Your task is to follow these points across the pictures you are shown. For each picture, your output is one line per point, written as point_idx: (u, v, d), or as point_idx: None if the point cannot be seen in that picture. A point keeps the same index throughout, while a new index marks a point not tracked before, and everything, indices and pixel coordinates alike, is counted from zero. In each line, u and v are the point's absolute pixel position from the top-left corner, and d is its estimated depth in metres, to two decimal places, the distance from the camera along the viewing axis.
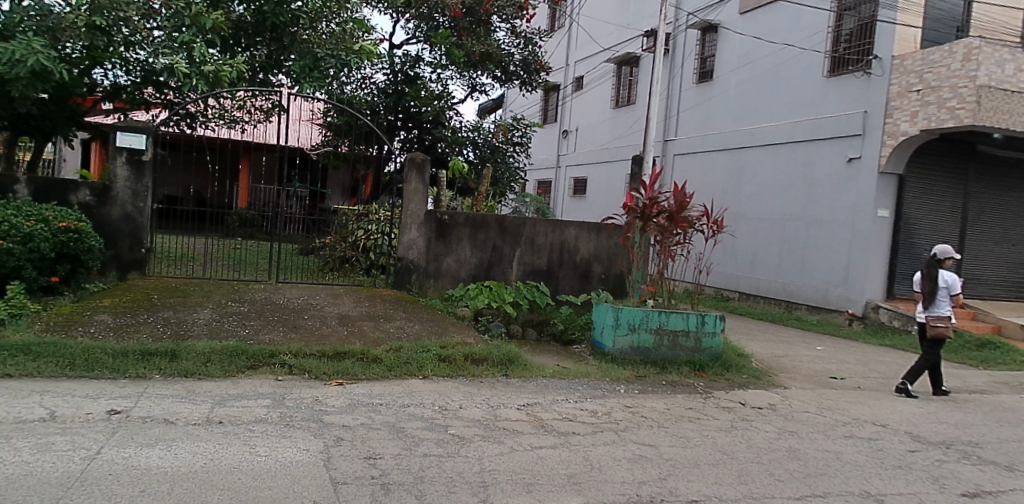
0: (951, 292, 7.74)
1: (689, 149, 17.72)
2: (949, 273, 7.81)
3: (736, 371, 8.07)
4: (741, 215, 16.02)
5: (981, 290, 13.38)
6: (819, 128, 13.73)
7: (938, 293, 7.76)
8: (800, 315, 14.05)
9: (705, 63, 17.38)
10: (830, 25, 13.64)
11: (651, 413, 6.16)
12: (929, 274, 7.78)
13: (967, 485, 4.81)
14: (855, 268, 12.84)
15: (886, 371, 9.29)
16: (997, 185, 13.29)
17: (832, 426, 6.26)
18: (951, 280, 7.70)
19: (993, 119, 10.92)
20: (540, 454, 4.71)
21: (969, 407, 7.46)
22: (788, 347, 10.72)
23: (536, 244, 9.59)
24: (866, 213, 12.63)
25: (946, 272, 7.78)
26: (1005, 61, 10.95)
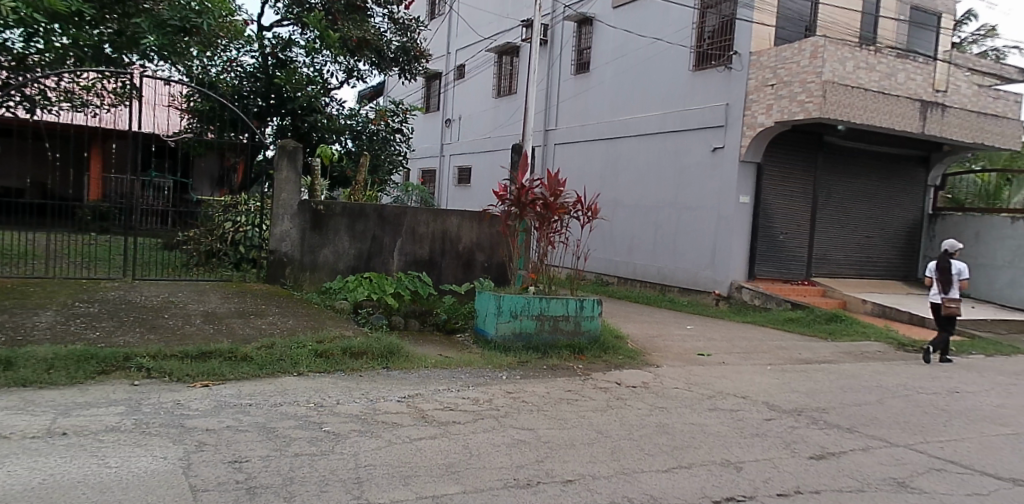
0: (960, 279, 9.20)
1: (569, 138, 18.12)
2: (959, 264, 9.26)
3: (612, 353, 8.37)
4: (618, 202, 16.60)
5: (829, 268, 14.62)
6: (687, 119, 14.47)
7: (949, 280, 9.22)
8: (673, 296, 14.77)
9: (581, 55, 17.79)
10: (695, 21, 14.33)
11: (530, 398, 6.26)
12: (942, 264, 9.29)
13: (815, 448, 5.25)
14: (721, 251, 13.66)
15: (748, 346, 9.97)
16: (841, 172, 14.52)
17: (699, 400, 6.64)
18: (960, 269, 9.15)
19: (837, 112, 11.90)
20: (418, 445, 4.67)
21: (818, 376, 8.13)
22: (661, 328, 11.25)
23: (417, 234, 9.48)
24: (730, 199, 13.45)
25: (956, 263, 9.24)
26: (846, 59, 11.97)
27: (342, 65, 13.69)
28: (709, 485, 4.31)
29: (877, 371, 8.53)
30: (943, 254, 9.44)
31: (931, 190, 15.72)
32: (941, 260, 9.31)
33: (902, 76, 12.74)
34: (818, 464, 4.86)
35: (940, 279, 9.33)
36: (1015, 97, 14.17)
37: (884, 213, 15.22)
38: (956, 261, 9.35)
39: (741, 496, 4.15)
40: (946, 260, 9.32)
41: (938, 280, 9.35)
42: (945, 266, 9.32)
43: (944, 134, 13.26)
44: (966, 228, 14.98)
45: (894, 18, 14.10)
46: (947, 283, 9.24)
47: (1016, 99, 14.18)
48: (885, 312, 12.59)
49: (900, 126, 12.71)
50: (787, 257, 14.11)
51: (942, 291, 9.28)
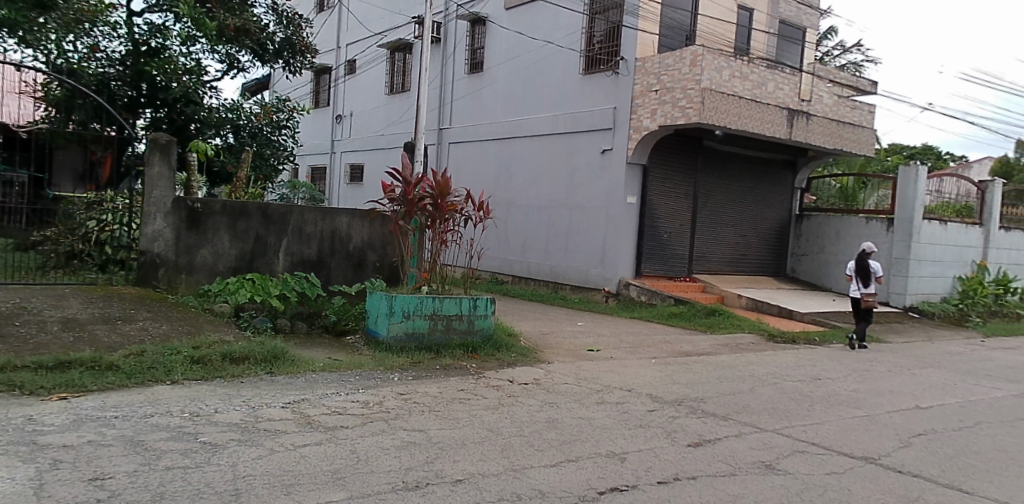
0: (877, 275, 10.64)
1: (462, 137, 18.13)
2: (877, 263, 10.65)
3: (505, 351, 8.44)
4: (512, 202, 16.77)
5: (709, 266, 15.43)
6: (577, 121, 14.83)
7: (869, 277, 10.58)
8: (565, 294, 15.08)
9: (474, 54, 17.83)
10: (585, 26, 14.70)
11: (422, 399, 6.20)
12: (863, 264, 10.57)
13: (693, 436, 5.51)
14: (610, 250, 14.11)
15: (634, 341, 10.35)
16: (719, 175, 15.35)
17: (587, 394, 6.81)
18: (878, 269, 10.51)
19: (714, 117, 12.57)
20: (302, 452, 4.51)
21: (698, 367, 8.56)
22: (552, 325, 11.46)
23: (304, 234, 9.15)
24: (618, 199, 13.91)
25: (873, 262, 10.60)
26: (722, 68, 12.66)
27: (222, 57, 13.01)
28: (594, 476, 4.42)
29: (750, 361, 9.09)
30: (861, 253, 10.75)
31: (798, 193, 16.93)
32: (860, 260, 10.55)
33: (772, 85, 13.63)
34: (695, 451, 5.11)
35: (860, 276, 10.68)
36: (869, 108, 15.51)
37: (757, 214, 16.24)
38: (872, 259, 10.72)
39: (624, 486, 4.29)
40: (864, 260, 10.64)
41: (858, 276, 10.71)
42: (864, 264, 10.67)
43: (808, 140, 14.30)
44: (827, 227, 16.22)
45: (765, 31, 15.07)
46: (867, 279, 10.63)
47: (869, 110, 15.52)
48: (758, 306, 13.42)
49: (770, 132, 13.59)
50: (671, 255, 14.75)
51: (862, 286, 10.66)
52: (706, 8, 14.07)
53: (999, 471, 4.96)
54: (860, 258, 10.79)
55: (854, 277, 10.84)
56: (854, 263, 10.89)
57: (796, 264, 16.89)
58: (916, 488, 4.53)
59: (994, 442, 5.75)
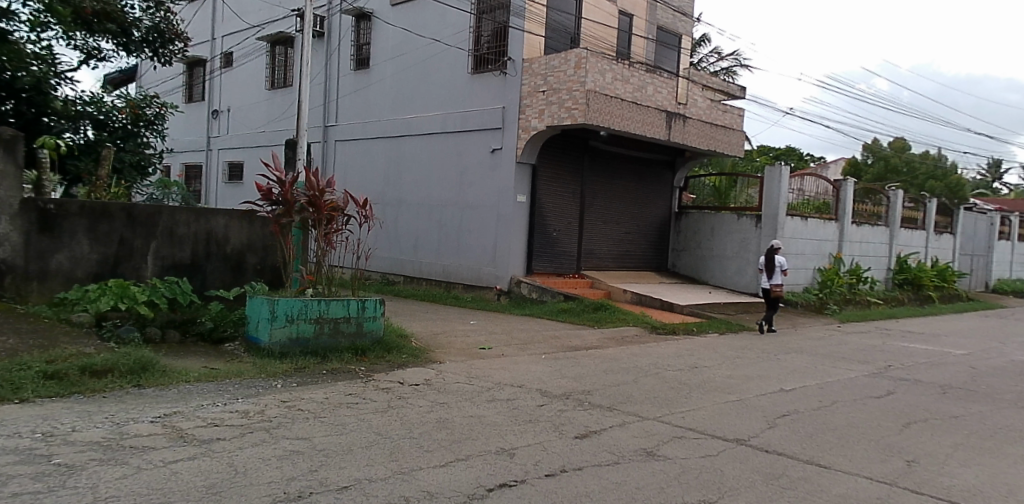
0: (783, 268, 12.16)
1: (349, 135, 17.69)
2: (781, 257, 12.21)
3: (396, 353, 8.31)
4: (401, 201, 16.55)
5: (596, 262, 15.90)
6: (466, 120, 14.85)
7: (774, 270, 12.16)
8: (457, 293, 15.07)
9: (360, 50, 17.45)
10: (472, 25, 14.71)
11: (307, 406, 5.98)
12: (770, 258, 12.15)
13: (580, 428, 5.65)
14: (501, 248, 14.22)
15: (525, 338, 10.50)
16: (604, 174, 15.84)
17: (479, 392, 6.84)
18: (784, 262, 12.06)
19: (598, 119, 12.95)
20: (173, 468, 4.23)
21: (587, 361, 8.79)
22: (444, 324, 11.42)
23: (176, 236, 8.61)
24: (508, 198, 14.03)
25: (778, 257, 12.23)
26: (605, 70, 13.07)
27: (79, 46, 11.99)
28: (484, 474, 4.43)
29: (635, 353, 9.44)
30: (768, 250, 12.42)
31: (676, 192, 17.77)
32: (767, 255, 12.25)
33: (651, 89, 14.20)
34: (582, 442, 5.23)
35: (768, 269, 12.28)
36: (739, 112, 16.50)
37: (640, 212, 16.89)
38: (778, 255, 12.35)
39: (513, 481, 4.32)
40: (772, 254, 12.26)
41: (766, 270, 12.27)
42: (771, 258, 12.31)
43: (685, 141, 15.02)
44: (703, 224, 17.12)
45: (643, 37, 15.71)
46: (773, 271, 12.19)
47: (739, 113, 16.53)
48: (642, 300, 13.96)
49: (650, 133, 14.17)
50: (560, 252, 15.05)
51: (770, 278, 12.21)
52: (588, 12, 14.47)
53: (852, 445, 5.42)
54: (768, 254, 12.42)
55: (763, 271, 12.43)
56: (765, 259, 12.49)
57: (676, 259, 17.72)
58: (781, 466, 4.86)
59: (847, 418, 6.28)
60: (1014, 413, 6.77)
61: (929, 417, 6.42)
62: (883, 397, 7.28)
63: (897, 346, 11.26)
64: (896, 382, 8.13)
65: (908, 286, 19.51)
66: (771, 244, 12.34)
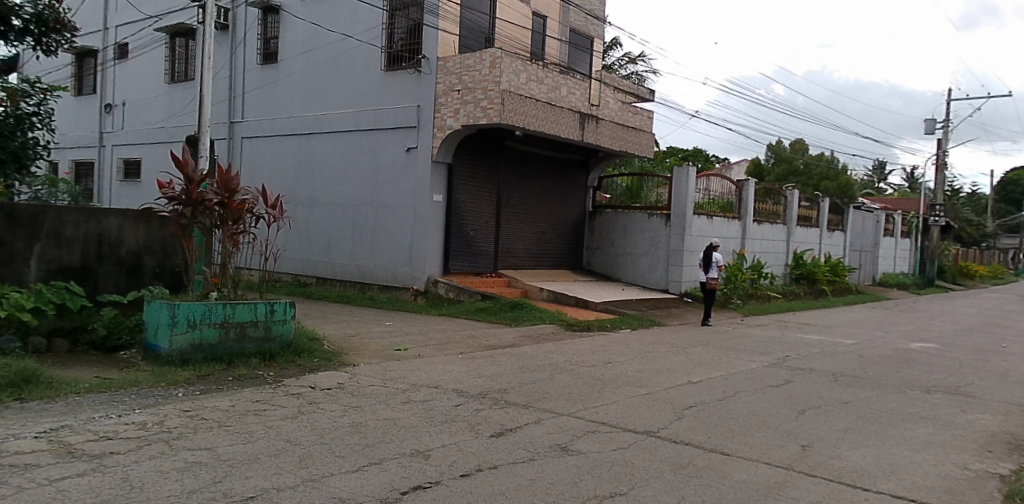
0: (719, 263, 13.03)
1: (257, 132, 17.07)
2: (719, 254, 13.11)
3: (307, 356, 8.10)
4: (312, 201, 16.10)
5: (512, 261, 15.98)
6: (380, 118, 14.61)
7: (711, 265, 13.04)
8: (372, 294, 14.80)
9: (268, 44, 16.87)
10: (384, 22, 14.50)
11: (211, 414, 5.72)
12: (707, 253, 13.02)
13: (495, 427, 5.67)
14: (417, 248, 14.07)
15: (441, 338, 10.42)
16: (520, 173, 15.94)
17: (394, 395, 6.73)
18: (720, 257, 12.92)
19: (513, 119, 13.03)
20: (59, 486, 3.95)
21: (503, 359, 8.83)
22: (358, 326, 11.19)
23: (64, 238, 8.02)
24: (424, 197, 13.89)
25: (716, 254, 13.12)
26: (519, 71, 13.16)
27: None
28: (398, 477, 4.37)
29: (550, 351, 9.56)
30: (707, 247, 13.34)
31: (590, 191, 18.09)
32: (705, 252, 13.16)
33: (565, 90, 14.39)
34: (497, 441, 5.24)
35: (705, 264, 13.16)
36: (649, 114, 17.00)
37: (556, 211, 17.11)
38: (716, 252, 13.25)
39: (427, 483, 4.28)
40: (710, 251, 13.17)
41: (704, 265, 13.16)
42: (709, 255, 13.20)
43: (598, 142, 15.33)
44: (616, 223, 17.54)
45: (556, 38, 15.91)
46: (709, 266, 13.08)
47: (649, 116, 17.02)
48: (558, 298, 14.12)
49: (564, 134, 14.37)
50: (477, 252, 15.04)
51: (707, 272, 13.06)
52: (503, 12, 14.51)
53: (753, 433, 5.68)
54: (706, 251, 13.34)
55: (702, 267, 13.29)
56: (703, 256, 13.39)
57: (591, 258, 18.08)
58: (688, 455, 5.03)
59: (749, 407, 6.57)
60: (896, 397, 7.29)
61: (823, 404, 6.81)
62: (781, 386, 7.67)
63: (794, 337, 11.91)
64: (793, 371, 8.58)
65: (804, 281, 20.64)
66: (709, 242, 13.23)
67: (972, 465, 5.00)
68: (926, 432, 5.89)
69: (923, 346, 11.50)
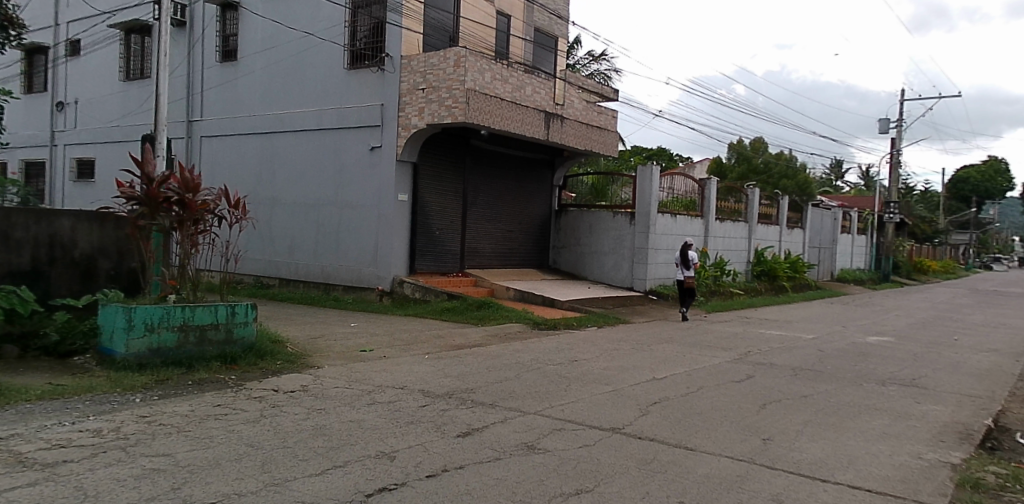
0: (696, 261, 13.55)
1: (217, 131, 16.74)
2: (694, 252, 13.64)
3: (270, 359, 7.98)
4: (275, 201, 15.85)
5: (479, 261, 15.95)
6: (343, 117, 14.46)
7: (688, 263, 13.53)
8: (337, 295, 14.64)
9: (227, 42, 16.56)
10: (347, 19, 14.33)
11: (169, 420, 5.59)
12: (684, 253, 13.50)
13: (462, 426, 5.65)
14: (383, 248, 13.95)
15: (407, 338, 10.36)
16: (485, 172, 15.91)
17: (359, 396, 6.67)
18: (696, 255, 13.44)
19: (478, 118, 13.01)
20: (9, 497, 3.82)
21: (469, 359, 8.81)
22: (323, 327, 11.06)
23: (13, 240, 7.76)
24: (389, 197, 13.78)
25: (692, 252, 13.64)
26: (483, 70, 13.14)
27: None
28: (363, 479, 4.32)
29: (517, 350, 9.57)
30: (682, 246, 13.82)
31: (556, 190, 18.16)
32: (682, 251, 13.61)
33: (530, 89, 14.42)
34: (463, 441, 5.23)
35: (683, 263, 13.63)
36: (612, 113, 17.12)
37: (522, 210, 17.13)
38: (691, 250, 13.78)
39: (392, 485, 4.24)
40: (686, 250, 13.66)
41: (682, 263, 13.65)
42: (685, 254, 13.68)
43: (563, 141, 15.39)
44: (582, 222, 17.64)
45: (521, 37, 15.94)
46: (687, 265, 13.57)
47: (613, 115, 17.14)
48: (524, 297, 14.14)
49: (529, 133, 14.39)
50: (443, 251, 14.98)
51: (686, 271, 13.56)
52: (467, 11, 14.47)
53: (716, 427, 5.76)
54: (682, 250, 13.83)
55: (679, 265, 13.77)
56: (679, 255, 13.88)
57: (557, 256, 18.15)
58: (652, 450, 5.08)
59: (712, 403, 6.67)
60: (854, 390, 7.46)
61: (784, 398, 6.95)
62: (743, 381, 7.80)
63: (756, 333, 12.12)
64: (755, 366, 8.73)
65: (765, 277, 21.01)
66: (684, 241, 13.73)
67: (926, 455, 5.15)
68: (882, 424, 6.05)
69: (879, 339, 11.80)
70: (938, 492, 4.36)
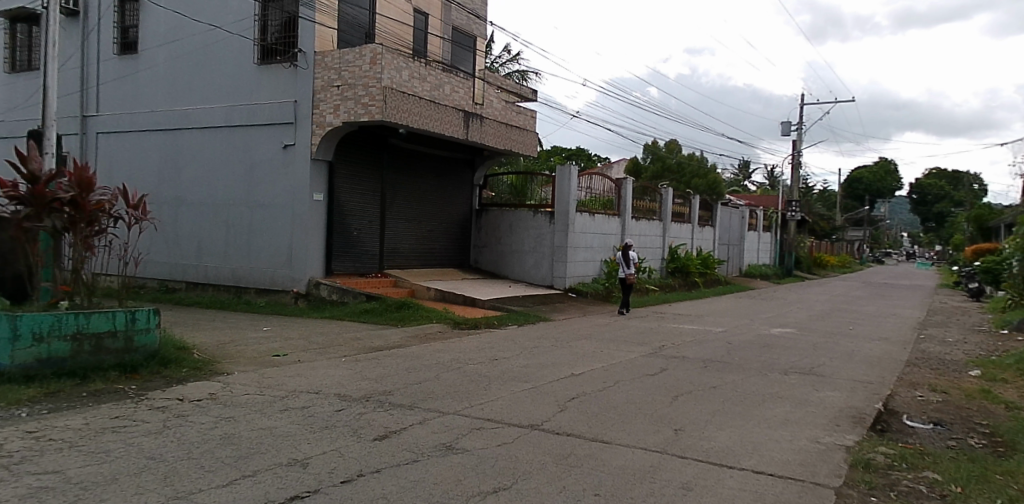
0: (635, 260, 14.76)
1: (115, 127, 15.83)
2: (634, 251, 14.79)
3: (174, 367, 7.61)
4: (180, 201, 15.13)
5: (398, 261, 15.73)
6: (254, 114, 13.96)
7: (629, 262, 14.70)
8: (249, 298, 14.12)
9: (126, 33, 15.68)
10: (256, 13, 13.82)
11: (61, 435, 5.22)
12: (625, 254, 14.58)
13: (379, 430, 5.55)
14: (297, 249, 13.55)
15: (323, 341, 10.11)
16: (404, 172, 15.71)
17: (272, 403, 6.45)
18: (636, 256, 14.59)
19: (395, 116, 12.83)
20: None
21: (388, 361, 8.69)
22: (234, 332, 10.65)
23: None
24: (304, 197, 13.40)
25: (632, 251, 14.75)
26: (400, 68, 12.98)
27: None
28: (274, 488, 4.18)
29: (437, 350, 9.50)
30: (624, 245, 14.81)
31: (476, 189, 18.16)
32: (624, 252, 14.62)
33: (448, 88, 14.34)
34: (380, 444, 5.14)
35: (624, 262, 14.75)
36: (531, 114, 17.26)
37: (442, 209, 17.03)
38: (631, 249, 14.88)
39: (305, 493, 4.12)
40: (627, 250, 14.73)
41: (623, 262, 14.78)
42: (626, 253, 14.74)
43: (482, 141, 15.40)
44: (502, 221, 17.71)
45: (439, 36, 15.82)
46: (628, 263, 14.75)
47: (531, 115, 17.29)
48: (445, 296, 14.05)
49: (448, 132, 14.30)
50: (361, 252, 14.69)
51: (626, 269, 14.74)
52: (383, 8, 14.24)
53: (630, 420, 5.90)
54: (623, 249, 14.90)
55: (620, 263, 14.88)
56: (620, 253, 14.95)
57: (478, 255, 18.16)
58: (569, 445, 5.15)
59: (628, 396, 6.83)
60: (759, 380, 7.82)
61: (695, 389, 7.19)
62: (657, 374, 8.02)
63: (669, 327, 12.51)
64: (668, 359, 9.01)
65: (678, 273, 21.73)
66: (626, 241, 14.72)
67: (823, 439, 5.45)
68: (784, 410, 6.36)
69: (782, 331, 12.41)
70: (834, 474, 4.62)
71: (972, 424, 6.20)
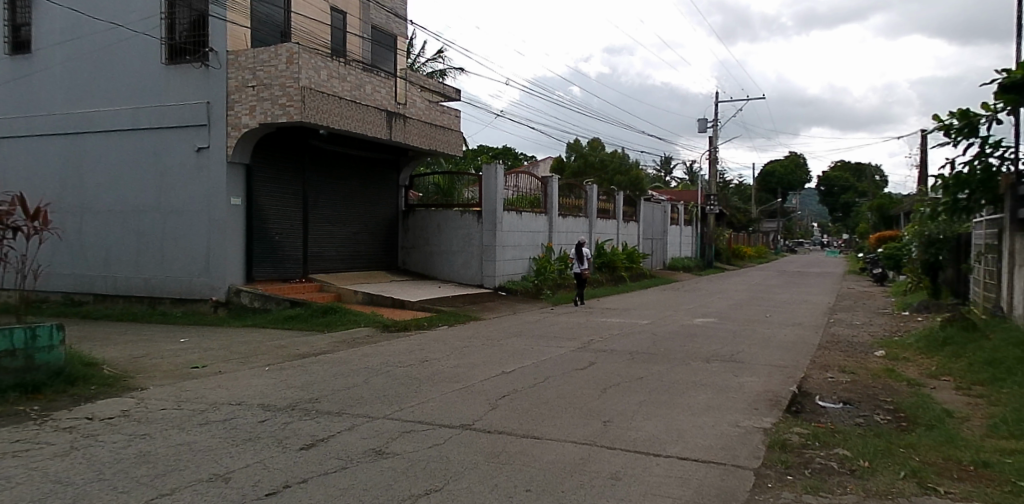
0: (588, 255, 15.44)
1: (9, 133, 14.85)
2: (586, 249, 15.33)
3: (81, 384, 7.20)
4: (85, 208, 14.32)
5: (323, 265, 15.36)
6: (163, 116, 13.35)
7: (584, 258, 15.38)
8: (164, 309, 13.51)
9: (18, 32, 14.70)
10: (162, 10, 13.21)
11: None
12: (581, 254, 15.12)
13: (305, 439, 5.40)
14: (215, 256, 13.04)
15: (246, 350, 9.78)
16: (326, 173, 15.36)
17: (190, 417, 6.18)
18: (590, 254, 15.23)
19: (314, 117, 12.53)
20: None
21: (316, 367, 8.49)
22: (148, 345, 10.16)
23: None
24: (220, 201, 12.91)
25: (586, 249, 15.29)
26: (318, 67, 12.68)
27: None
28: None
29: (365, 354, 9.34)
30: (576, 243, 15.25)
31: (401, 190, 17.94)
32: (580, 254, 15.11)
33: (369, 87, 14.11)
34: (308, 453, 5.01)
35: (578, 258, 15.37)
36: (455, 113, 17.19)
37: (367, 211, 16.74)
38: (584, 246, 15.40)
39: None
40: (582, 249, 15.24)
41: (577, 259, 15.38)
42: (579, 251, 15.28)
43: (406, 141, 15.23)
44: (430, 221, 17.56)
45: (358, 35, 15.55)
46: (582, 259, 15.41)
47: (455, 114, 17.23)
48: (373, 299, 13.83)
49: (370, 132, 14.08)
50: (283, 257, 14.27)
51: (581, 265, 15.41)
52: (299, 6, 13.88)
53: (561, 415, 5.95)
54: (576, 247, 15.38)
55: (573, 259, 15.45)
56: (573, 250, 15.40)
57: (406, 257, 17.96)
58: (500, 443, 5.16)
59: (558, 391, 6.90)
60: (684, 369, 8.04)
61: (623, 381, 7.33)
62: (587, 368, 8.13)
63: (598, 321, 12.71)
64: (597, 353, 9.15)
65: (605, 268, 22.11)
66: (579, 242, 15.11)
67: (743, 423, 5.66)
68: (707, 397, 6.57)
69: (704, 320, 12.82)
70: (752, 455, 4.81)
71: (877, 402, 6.58)
